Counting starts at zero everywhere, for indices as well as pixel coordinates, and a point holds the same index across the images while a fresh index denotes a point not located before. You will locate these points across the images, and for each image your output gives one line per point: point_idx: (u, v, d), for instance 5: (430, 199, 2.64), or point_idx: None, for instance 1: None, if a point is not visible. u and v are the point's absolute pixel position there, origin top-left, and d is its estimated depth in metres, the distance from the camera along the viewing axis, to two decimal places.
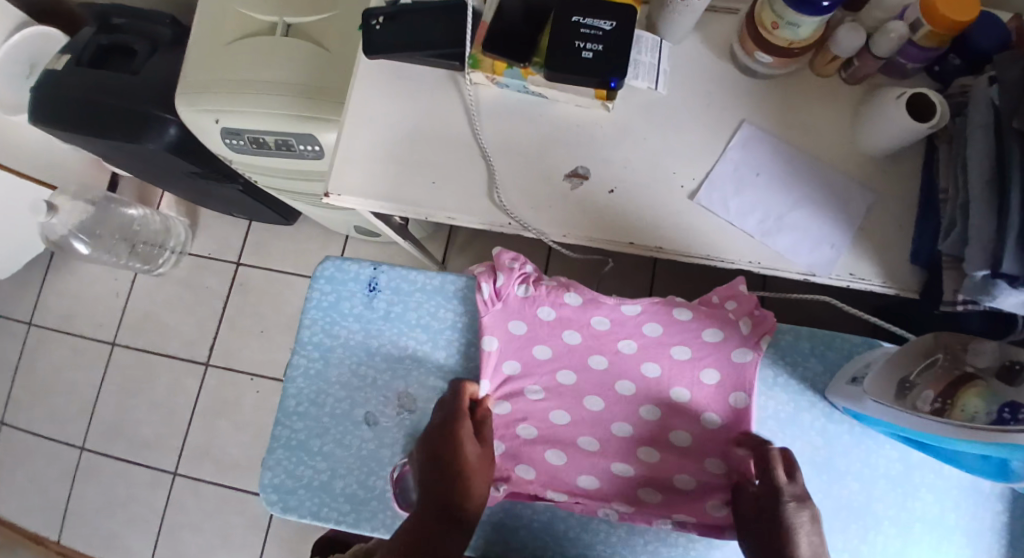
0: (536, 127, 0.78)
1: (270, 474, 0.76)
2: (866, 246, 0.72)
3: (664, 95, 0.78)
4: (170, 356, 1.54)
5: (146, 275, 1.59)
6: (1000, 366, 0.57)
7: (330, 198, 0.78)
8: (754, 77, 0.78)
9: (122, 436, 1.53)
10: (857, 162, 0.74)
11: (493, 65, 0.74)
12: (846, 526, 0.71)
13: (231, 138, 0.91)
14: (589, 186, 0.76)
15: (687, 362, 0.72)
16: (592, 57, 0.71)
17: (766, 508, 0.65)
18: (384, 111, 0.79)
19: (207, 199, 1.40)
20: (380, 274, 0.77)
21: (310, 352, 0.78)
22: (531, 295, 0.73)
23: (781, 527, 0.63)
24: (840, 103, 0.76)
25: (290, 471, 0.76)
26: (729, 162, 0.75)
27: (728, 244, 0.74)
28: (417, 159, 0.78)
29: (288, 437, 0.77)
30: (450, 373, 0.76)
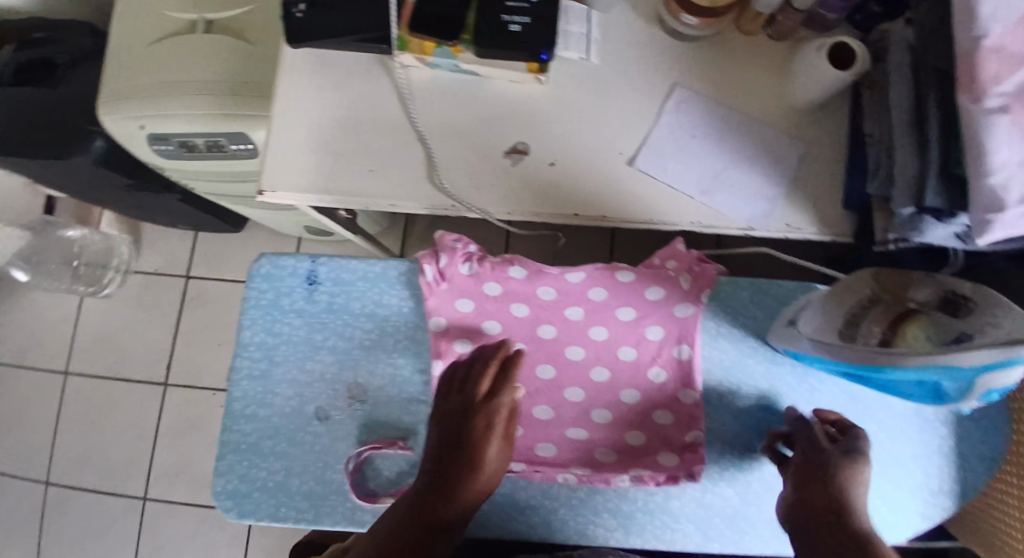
0: (470, 105, 0.77)
1: (223, 480, 0.74)
2: (799, 195, 0.73)
3: (596, 65, 0.77)
4: (128, 379, 1.49)
5: (93, 298, 1.53)
6: (940, 298, 0.58)
7: (264, 195, 0.75)
8: (682, 40, 0.78)
9: (86, 467, 1.47)
10: (785, 115, 0.76)
11: (420, 46, 0.73)
12: None
13: (159, 144, 0.87)
14: (530, 160, 0.76)
15: (632, 323, 0.72)
16: (520, 29, 0.71)
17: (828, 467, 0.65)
18: (313, 100, 0.77)
19: (148, 213, 1.35)
20: (318, 265, 0.76)
21: (253, 353, 0.76)
22: (476, 273, 0.73)
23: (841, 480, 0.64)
24: (766, 59, 0.78)
25: (243, 475, 0.74)
26: (663, 126, 0.76)
27: (668, 206, 0.74)
28: (351, 147, 0.76)
29: (237, 441, 0.75)
30: (399, 359, 0.75)
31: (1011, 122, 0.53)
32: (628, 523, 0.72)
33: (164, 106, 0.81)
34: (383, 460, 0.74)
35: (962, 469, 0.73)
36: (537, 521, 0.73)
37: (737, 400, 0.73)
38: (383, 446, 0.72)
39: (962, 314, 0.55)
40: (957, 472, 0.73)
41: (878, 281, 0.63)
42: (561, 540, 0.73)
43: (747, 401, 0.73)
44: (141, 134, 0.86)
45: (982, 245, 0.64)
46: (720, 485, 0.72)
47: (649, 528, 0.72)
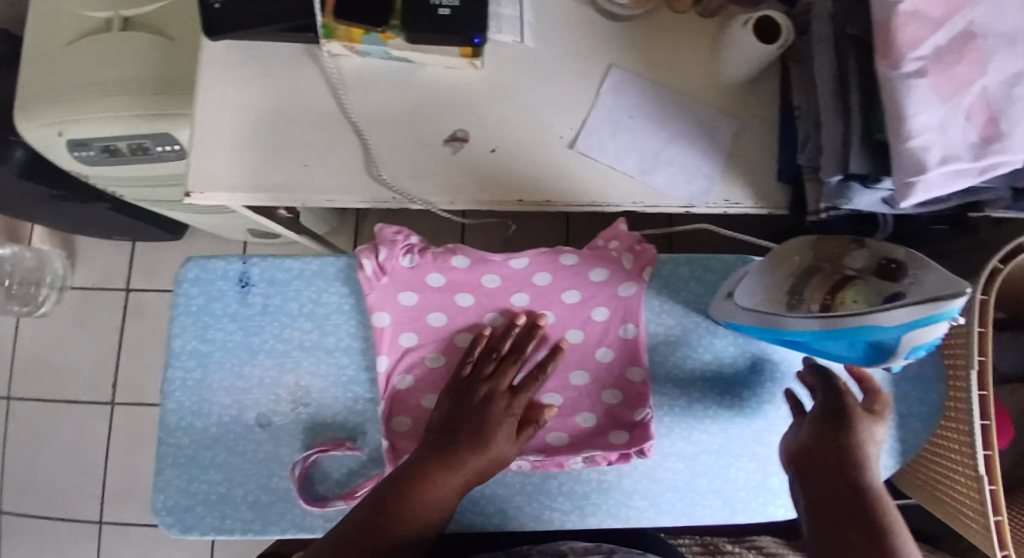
0: (402, 94, 0.75)
1: (162, 496, 0.72)
2: (735, 170, 0.74)
3: (530, 47, 0.77)
4: (71, 400, 1.42)
5: (27, 318, 1.45)
6: (878, 264, 0.60)
7: (192, 197, 0.72)
8: (615, 19, 0.78)
9: (33, 494, 1.40)
10: (717, 90, 0.76)
11: (349, 32, 0.71)
12: (742, 431, 0.73)
13: (79, 150, 0.83)
14: (469, 147, 0.74)
15: (577, 305, 0.73)
16: (450, 13, 0.69)
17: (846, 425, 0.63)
18: (238, 95, 0.74)
19: (81, 225, 1.29)
20: (251, 266, 0.74)
21: (186, 362, 0.73)
22: (417, 265, 0.72)
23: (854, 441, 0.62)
24: (698, 36, 0.78)
25: (183, 489, 0.72)
26: (600, 107, 0.75)
27: (609, 188, 0.74)
28: (282, 142, 0.74)
29: (175, 455, 0.72)
30: (343, 358, 0.73)
31: (928, 84, 0.55)
32: (583, 505, 0.72)
33: (80, 109, 0.77)
34: (330, 462, 0.72)
35: (900, 427, 0.76)
36: (492, 511, 0.72)
37: (681, 376, 0.74)
38: (330, 448, 0.70)
39: (899, 278, 0.57)
40: (896, 430, 0.76)
41: (820, 252, 0.65)
42: (517, 527, 0.72)
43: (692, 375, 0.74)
44: (60, 141, 0.81)
45: (906, 209, 0.65)
46: (671, 460, 0.73)
47: (603, 508, 0.72)
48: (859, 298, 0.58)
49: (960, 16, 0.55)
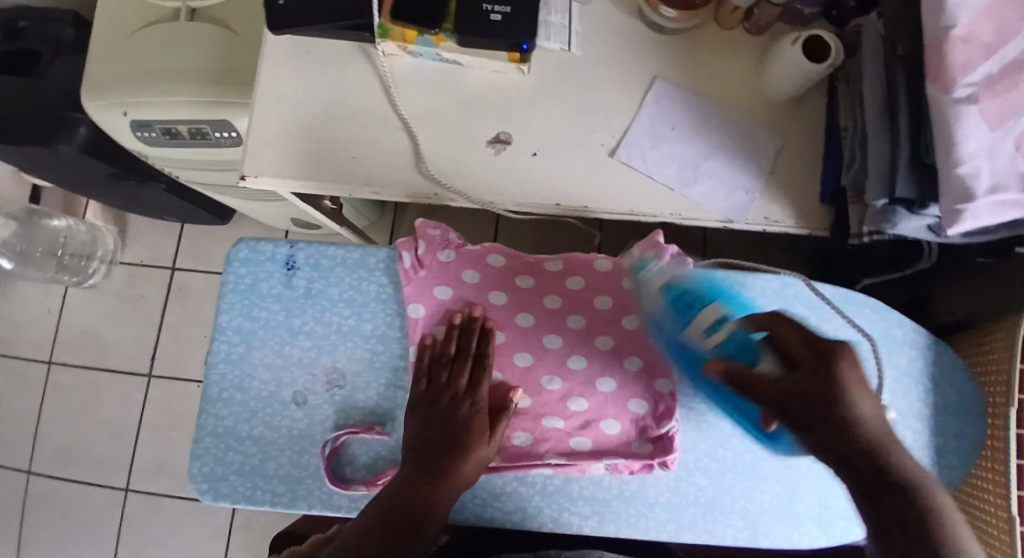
0: (450, 95, 0.78)
1: (199, 463, 0.74)
2: (777, 188, 0.75)
3: (577, 56, 0.78)
4: (112, 370, 1.48)
5: (77, 289, 1.52)
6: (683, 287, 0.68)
7: (247, 180, 0.76)
8: (662, 32, 0.79)
9: (69, 456, 1.47)
10: (763, 107, 0.77)
11: (402, 34, 0.73)
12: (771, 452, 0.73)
13: (142, 130, 0.87)
14: (513, 150, 0.76)
15: (608, 311, 0.74)
16: (500, 19, 0.71)
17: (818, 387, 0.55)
18: (294, 85, 0.77)
19: (136, 204, 1.35)
20: (297, 251, 0.77)
21: (231, 337, 0.77)
22: (454, 260, 0.75)
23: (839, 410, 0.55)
24: (745, 52, 0.78)
25: (219, 458, 0.74)
26: (644, 118, 0.76)
27: (647, 198, 0.75)
28: (334, 134, 0.76)
29: (215, 424, 0.75)
30: (378, 345, 0.76)
31: (979, 111, 0.55)
32: (603, 511, 0.73)
33: (148, 93, 0.81)
34: (359, 445, 0.74)
35: (937, 463, 0.75)
36: (512, 508, 0.73)
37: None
38: (360, 430, 0.72)
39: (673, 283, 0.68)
40: (933, 464, 0.74)
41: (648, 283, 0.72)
42: (535, 527, 0.73)
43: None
44: (125, 121, 0.86)
45: (953, 237, 0.64)
46: (695, 474, 0.73)
47: (623, 515, 0.73)
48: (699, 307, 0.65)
49: (1015, 43, 0.56)
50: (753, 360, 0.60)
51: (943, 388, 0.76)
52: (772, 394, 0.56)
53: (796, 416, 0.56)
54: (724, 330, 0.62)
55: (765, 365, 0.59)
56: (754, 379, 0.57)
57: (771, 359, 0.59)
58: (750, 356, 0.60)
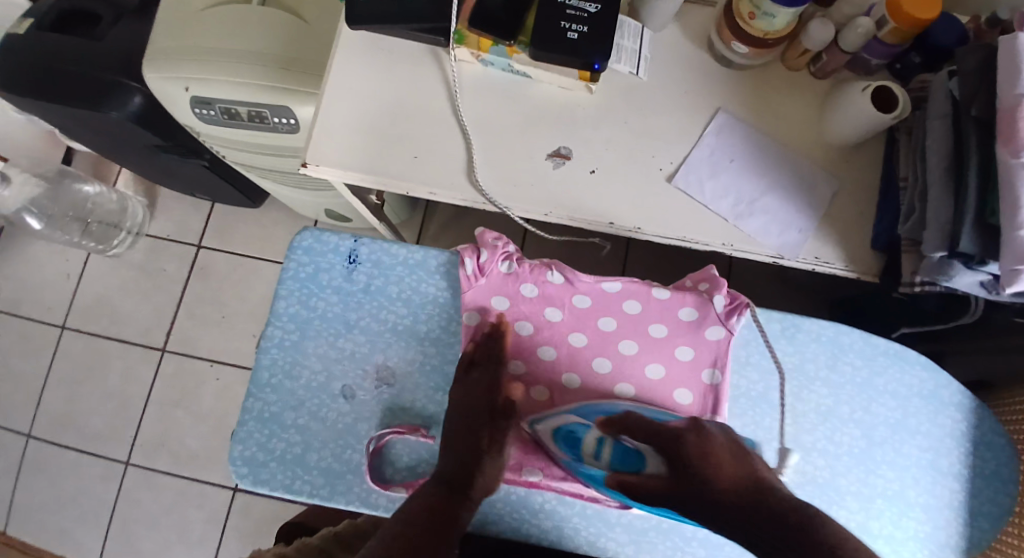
0: (514, 105, 0.79)
1: (241, 447, 0.74)
2: (830, 232, 0.76)
3: (644, 80, 0.79)
4: (126, 341, 1.48)
5: (100, 256, 1.52)
6: (557, 431, 0.69)
7: (307, 168, 0.78)
8: (729, 66, 0.80)
9: (72, 424, 1.46)
10: (822, 150, 0.78)
11: (478, 42, 0.75)
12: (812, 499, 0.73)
13: (201, 108, 0.85)
14: (571, 165, 0.77)
15: (664, 340, 0.73)
16: (577, 37, 0.72)
17: (680, 457, 0.63)
18: (363, 83, 0.80)
19: (171, 177, 1.34)
20: (360, 245, 0.78)
21: (286, 324, 0.77)
22: (514, 272, 0.75)
23: (701, 463, 0.62)
24: (807, 95, 0.80)
25: (261, 444, 0.74)
26: (704, 147, 0.77)
27: (700, 226, 0.76)
28: (399, 132, 0.79)
29: (260, 410, 0.76)
30: (429, 348, 0.76)
31: None
32: (640, 540, 0.73)
33: (211, 70, 0.79)
34: (402, 445, 0.75)
35: (968, 524, 0.75)
36: (550, 526, 0.74)
37: (755, 431, 0.74)
38: (406, 431, 0.73)
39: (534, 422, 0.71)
40: (966, 524, 0.75)
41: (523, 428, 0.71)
42: (570, 547, 0.74)
43: (768, 432, 0.74)
44: (184, 96, 0.84)
45: (1006, 298, 0.65)
46: None
47: (659, 546, 0.73)
48: (588, 448, 0.67)
49: None
50: (639, 465, 0.65)
51: (981, 452, 0.76)
52: (665, 491, 0.62)
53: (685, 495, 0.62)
54: (607, 447, 0.66)
55: (650, 466, 0.64)
56: (641, 485, 0.63)
57: (654, 460, 0.64)
58: (634, 464, 0.65)
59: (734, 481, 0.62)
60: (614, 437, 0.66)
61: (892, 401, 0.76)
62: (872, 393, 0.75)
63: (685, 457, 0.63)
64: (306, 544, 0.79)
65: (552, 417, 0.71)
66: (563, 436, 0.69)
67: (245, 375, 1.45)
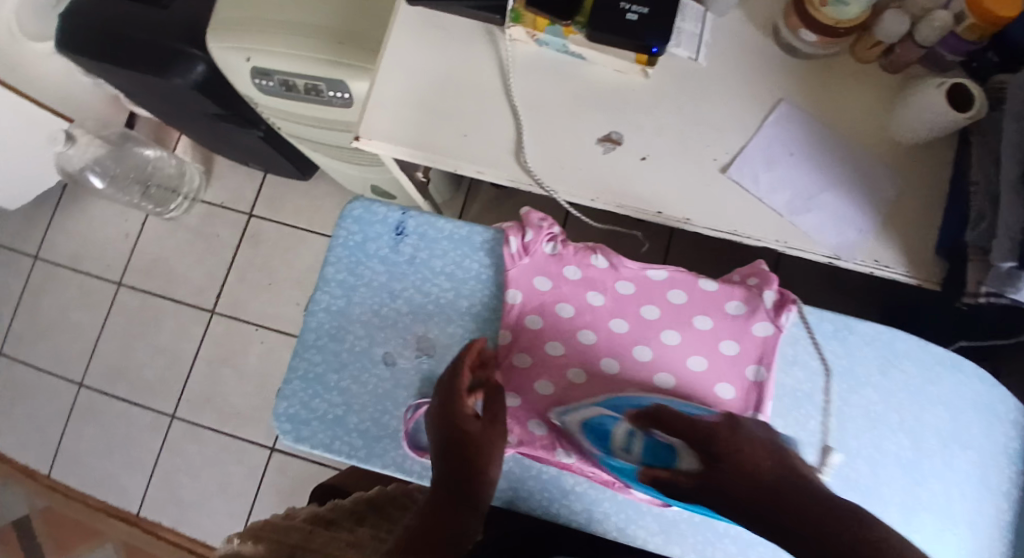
0: (567, 87, 0.78)
1: (286, 403, 0.77)
2: (890, 233, 0.73)
3: (703, 66, 0.77)
4: (177, 301, 1.54)
5: (157, 218, 1.59)
6: (585, 424, 0.69)
7: (359, 141, 0.79)
8: (794, 55, 0.77)
9: (124, 376, 1.53)
10: (887, 147, 0.75)
11: (534, 21, 0.74)
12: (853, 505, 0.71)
13: (261, 78, 0.86)
14: (621, 151, 0.76)
15: (708, 332, 0.72)
16: (636, 19, 0.70)
17: (707, 451, 0.60)
18: (417, 60, 0.81)
19: (227, 146, 1.38)
20: (408, 218, 0.79)
21: (334, 289, 0.79)
22: (558, 253, 0.75)
23: (727, 455, 0.59)
24: (876, 89, 0.77)
25: (305, 402, 0.77)
26: (762, 137, 0.75)
27: (753, 218, 0.74)
28: (451, 109, 0.79)
29: (305, 370, 0.78)
30: (469, 322, 0.77)
31: None
32: (670, 531, 0.72)
33: (272, 41, 0.80)
34: None
35: (1014, 542, 0.72)
36: (579, 509, 0.74)
37: (799, 432, 0.72)
38: None
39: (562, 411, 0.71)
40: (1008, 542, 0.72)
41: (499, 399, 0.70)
42: (600, 531, 0.74)
43: (811, 434, 0.72)
44: (245, 67, 0.85)
45: None
46: None
47: (690, 539, 0.72)
48: (620, 442, 0.67)
49: None
50: (671, 460, 0.63)
51: None
52: (693, 488, 0.60)
53: (713, 488, 0.58)
54: (638, 440, 0.66)
55: (682, 462, 0.62)
56: (670, 479, 0.61)
57: (686, 455, 0.62)
58: (666, 459, 0.64)
59: (762, 471, 0.58)
60: (645, 430, 0.65)
61: (945, 411, 0.72)
62: (925, 402, 0.72)
63: (712, 450, 0.60)
64: (339, 506, 0.84)
65: (580, 408, 0.70)
66: (592, 432, 0.68)
67: (288, 341, 1.50)
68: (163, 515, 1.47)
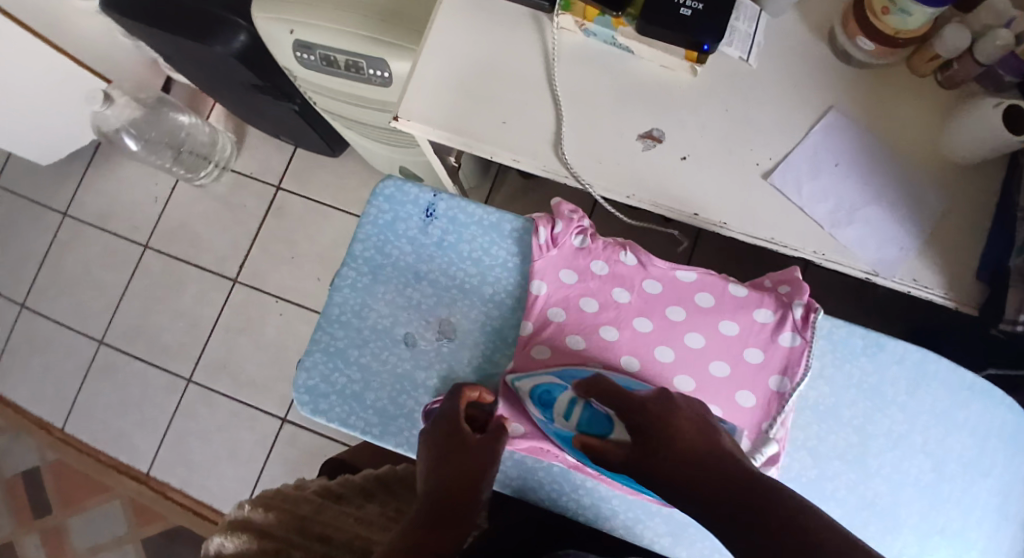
0: (612, 80, 0.76)
1: (306, 375, 0.77)
2: (929, 253, 0.71)
3: (753, 68, 0.75)
4: (200, 267, 1.56)
5: (187, 184, 1.60)
6: (534, 392, 0.69)
7: (398, 121, 0.79)
8: (848, 63, 0.75)
9: (142, 337, 1.55)
10: (936, 164, 0.73)
11: (584, 10, 0.73)
12: (868, 524, 0.70)
13: (302, 52, 0.84)
14: (662, 149, 0.74)
15: (735, 339, 0.71)
16: (690, 15, 0.68)
17: (637, 425, 0.62)
18: (461, 43, 0.80)
19: (260, 116, 1.38)
20: (439, 200, 0.79)
21: (360, 266, 0.79)
22: (587, 247, 0.74)
23: (658, 427, 0.62)
24: (929, 105, 0.74)
25: (325, 376, 0.77)
26: (807, 145, 0.73)
27: (792, 229, 0.72)
28: (491, 94, 0.78)
29: (327, 343, 0.78)
30: (492, 310, 0.77)
31: None
32: (678, 533, 0.72)
33: (318, 13, 0.79)
34: None
35: None
36: (588, 504, 0.73)
37: (819, 446, 0.71)
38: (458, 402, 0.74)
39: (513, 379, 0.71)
40: None
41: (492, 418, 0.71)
42: (607, 528, 0.73)
43: (832, 449, 0.70)
44: (288, 39, 0.84)
45: None
46: None
47: (698, 544, 0.72)
48: (561, 409, 0.66)
49: None
50: (605, 429, 0.65)
51: None
52: (622, 457, 0.62)
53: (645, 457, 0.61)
54: (577, 409, 0.66)
55: (614, 433, 0.64)
56: (604, 450, 0.63)
57: (620, 426, 0.64)
58: (601, 428, 0.65)
59: (690, 444, 0.60)
60: (585, 399, 0.65)
61: (970, 438, 0.70)
62: (950, 426, 0.71)
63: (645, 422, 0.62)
64: (348, 481, 0.84)
65: (532, 376, 0.70)
66: (539, 396, 0.68)
67: (307, 314, 1.50)
68: (172, 476, 1.49)
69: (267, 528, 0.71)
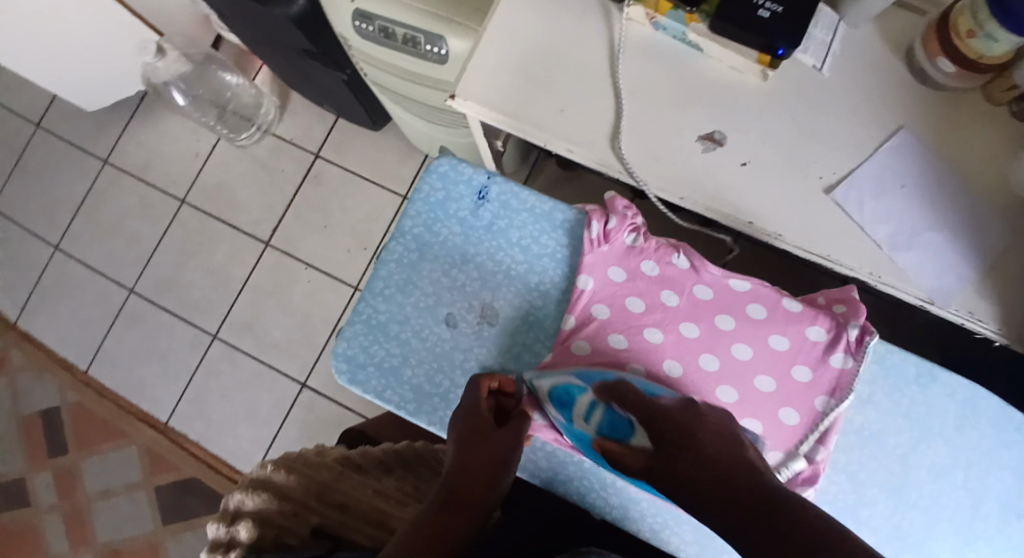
0: (678, 78, 0.75)
1: (345, 344, 0.77)
2: (990, 286, 0.69)
3: (825, 78, 0.73)
4: (234, 227, 1.57)
5: (229, 143, 1.61)
6: (552, 393, 0.68)
7: (454, 100, 0.78)
8: (923, 83, 0.73)
9: (172, 289, 1.57)
10: (1005, 197, 0.70)
11: (658, 3, 0.71)
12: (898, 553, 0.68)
13: (361, 22, 0.83)
14: (722, 153, 0.73)
15: (783, 353, 0.70)
16: (768, 17, 0.66)
17: (659, 432, 0.63)
18: (527, 26, 0.78)
19: (307, 83, 1.38)
20: (492, 183, 0.78)
21: (408, 243, 0.78)
22: (639, 246, 0.73)
23: (681, 436, 0.62)
24: (1003, 135, 0.71)
25: (364, 347, 0.77)
26: (876, 165, 0.71)
27: (851, 248, 0.70)
28: (554, 81, 0.77)
29: (370, 315, 0.77)
30: (537, 299, 0.76)
31: None
32: (705, 542, 0.71)
33: None
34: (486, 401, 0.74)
35: None
36: (616, 504, 0.73)
37: (858, 471, 0.69)
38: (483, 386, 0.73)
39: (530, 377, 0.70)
40: None
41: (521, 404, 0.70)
42: (632, 528, 0.73)
43: (872, 476, 0.69)
44: (348, 7, 0.83)
45: None
46: None
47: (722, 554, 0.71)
48: (580, 412, 0.67)
49: None
50: (627, 434, 0.66)
51: None
52: (643, 464, 0.64)
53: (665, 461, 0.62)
54: (598, 412, 0.66)
55: (635, 439, 0.65)
56: (623, 455, 0.65)
57: (641, 433, 0.65)
58: (622, 433, 0.66)
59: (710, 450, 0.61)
60: (607, 403, 0.66)
61: (1012, 478, 0.69)
62: (993, 465, 0.69)
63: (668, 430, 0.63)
64: (367, 451, 0.83)
65: (550, 375, 0.69)
66: (557, 397, 0.67)
67: (334, 284, 1.51)
68: (189, 429, 1.51)
69: (287, 491, 0.70)
